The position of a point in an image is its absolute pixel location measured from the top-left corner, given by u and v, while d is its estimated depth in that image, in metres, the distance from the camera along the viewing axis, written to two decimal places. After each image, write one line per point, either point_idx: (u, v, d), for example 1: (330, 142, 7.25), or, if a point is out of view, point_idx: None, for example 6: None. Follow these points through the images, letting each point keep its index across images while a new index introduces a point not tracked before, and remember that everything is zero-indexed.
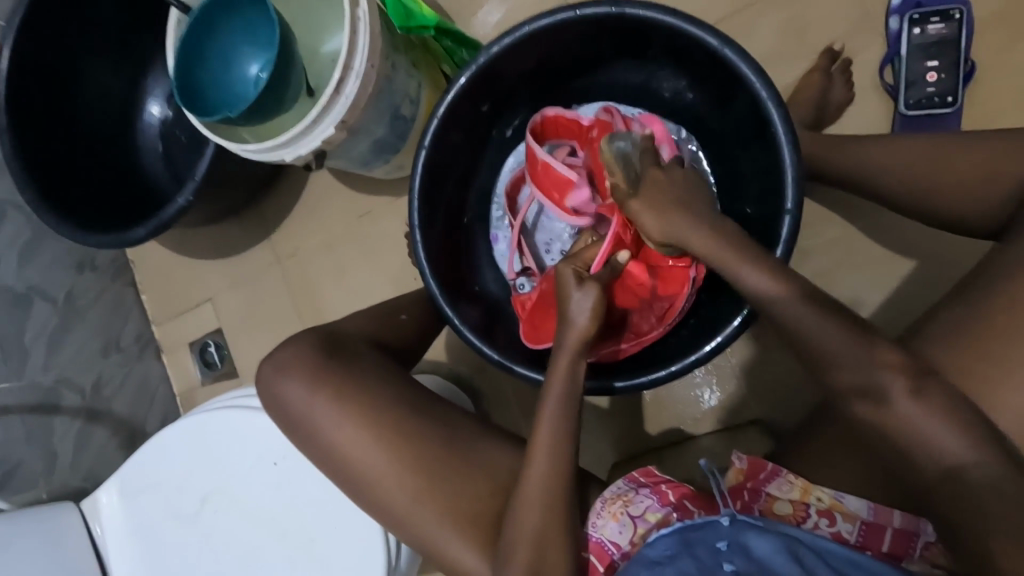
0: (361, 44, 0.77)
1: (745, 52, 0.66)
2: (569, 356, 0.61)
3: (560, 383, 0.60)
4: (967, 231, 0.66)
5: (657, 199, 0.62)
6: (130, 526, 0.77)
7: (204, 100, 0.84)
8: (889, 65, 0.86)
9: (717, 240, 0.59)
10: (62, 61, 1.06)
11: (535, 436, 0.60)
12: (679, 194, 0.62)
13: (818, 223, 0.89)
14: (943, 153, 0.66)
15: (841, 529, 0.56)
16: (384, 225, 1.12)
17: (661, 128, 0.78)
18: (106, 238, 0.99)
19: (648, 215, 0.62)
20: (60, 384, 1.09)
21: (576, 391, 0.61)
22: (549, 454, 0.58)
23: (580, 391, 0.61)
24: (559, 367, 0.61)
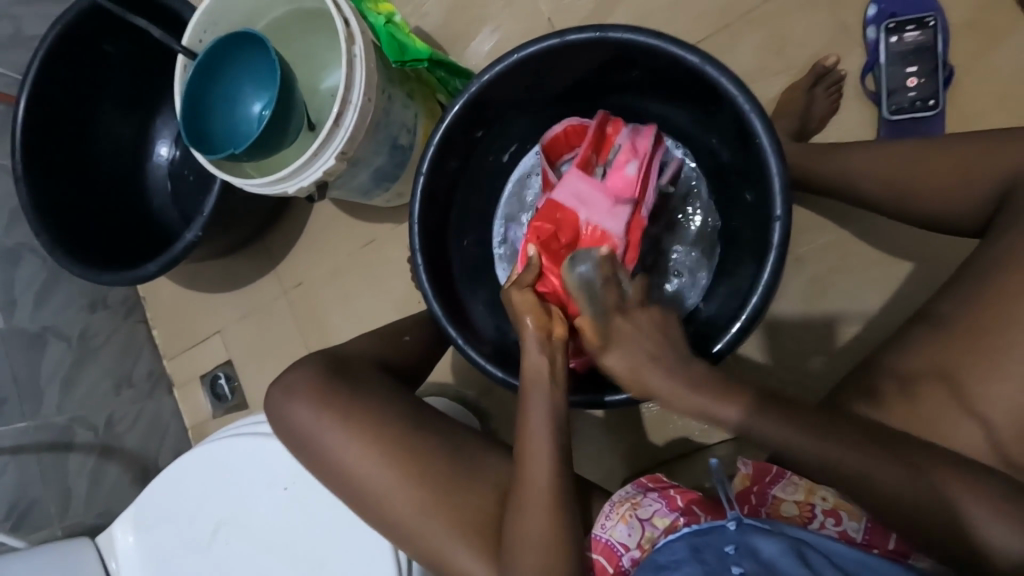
0: (358, 78, 0.80)
1: (725, 67, 0.69)
2: (536, 349, 0.62)
3: (538, 387, 0.61)
4: (954, 229, 0.67)
5: (632, 343, 0.58)
6: (143, 561, 0.77)
7: (211, 140, 0.87)
8: (871, 73, 0.89)
9: (652, 366, 0.58)
10: (75, 109, 1.11)
11: (525, 447, 0.60)
12: (653, 340, 0.59)
13: (813, 228, 0.90)
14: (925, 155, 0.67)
15: (847, 528, 0.57)
16: (387, 251, 1.14)
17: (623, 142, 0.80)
18: (119, 276, 1.02)
19: (617, 354, 0.59)
20: (75, 422, 1.11)
21: (557, 387, 0.62)
22: (541, 460, 0.59)
23: (558, 381, 0.62)
24: (533, 361, 0.62)
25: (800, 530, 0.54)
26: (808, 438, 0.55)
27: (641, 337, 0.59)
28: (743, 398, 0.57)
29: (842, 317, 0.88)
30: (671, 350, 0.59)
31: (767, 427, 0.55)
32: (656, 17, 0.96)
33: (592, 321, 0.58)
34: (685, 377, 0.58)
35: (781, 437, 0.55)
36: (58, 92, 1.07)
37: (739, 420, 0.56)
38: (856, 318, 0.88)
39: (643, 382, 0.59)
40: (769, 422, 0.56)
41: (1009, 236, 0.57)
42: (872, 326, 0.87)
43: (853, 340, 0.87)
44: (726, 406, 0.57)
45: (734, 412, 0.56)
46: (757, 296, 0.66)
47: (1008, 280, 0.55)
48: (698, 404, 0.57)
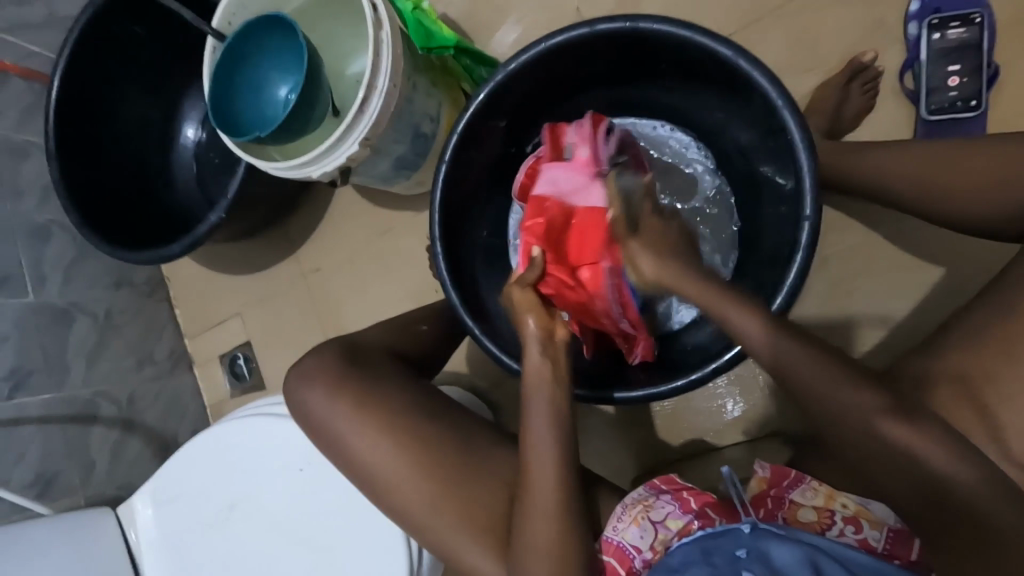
0: (383, 65, 0.80)
1: (759, 61, 0.67)
2: (537, 351, 0.63)
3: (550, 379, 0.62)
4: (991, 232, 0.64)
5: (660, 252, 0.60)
6: (160, 534, 0.79)
7: (237, 122, 0.87)
8: (910, 70, 0.86)
9: (680, 273, 0.59)
10: (106, 90, 1.12)
11: (527, 446, 0.60)
12: (673, 246, 0.62)
13: (841, 230, 0.88)
14: (960, 158, 0.65)
15: (868, 537, 0.56)
16: (406, 239, 1.15)
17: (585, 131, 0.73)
18: (144, 255, 1.03)
19: (647, 260, 0.61)
20: (98, 396, 1.14)
21: (558, 387, 0.62)
22: (544, 459, 0.59)
23: (560, 383, 0.63)
24: (534, 367, 0.63)
25: (818, 539, 0.53)
26: (817, 366, 0.53)
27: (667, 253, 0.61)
28: (768, 322, 0.55)
29: (868, 322, 0.86)
30: (682, 254, 0.61)
31: (786, 350, 0.54)
32: (687, 8, 0.94)
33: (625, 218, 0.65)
34: (699, 273, 0.58)
35: (792, 360, 0.54)
36: (90, 73, 1.09)
37: (759, 341, 0.55)
38: (882, 324, 0.85)
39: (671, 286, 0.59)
40: (793, 343, 0.54)
41: None
42: (899, 333, 0.85)
43: (878, 347, 0.85)
44: (747, 319, 0.56)
45: (757, 334, 0.55)
46: (781, 298, 0.65)
47: None
48: (715, 302, 0.57)
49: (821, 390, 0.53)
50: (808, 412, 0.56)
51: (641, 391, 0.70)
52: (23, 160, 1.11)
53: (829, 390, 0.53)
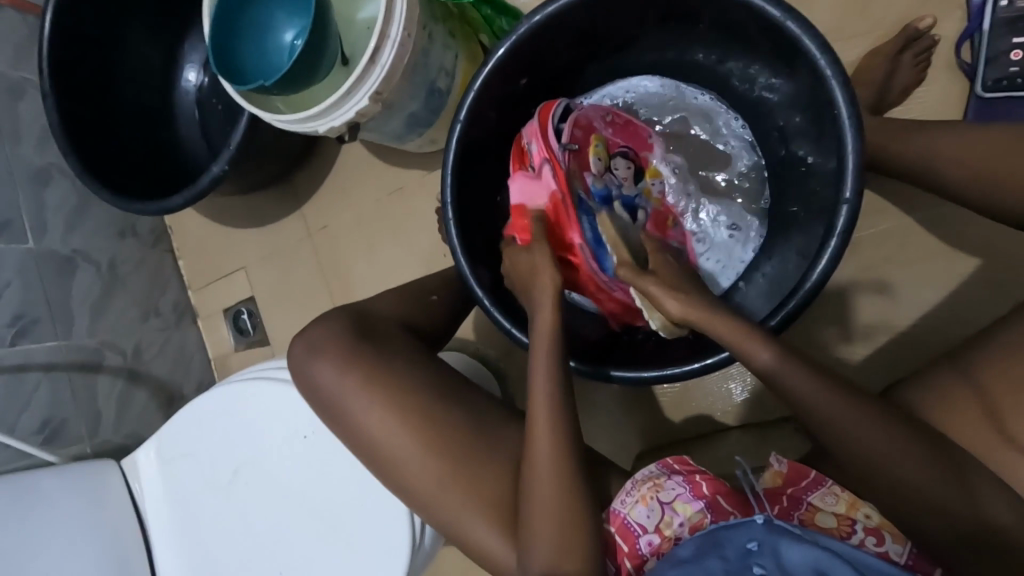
0: (398, 12, 0.74)
1: (810, 24, 0.61)
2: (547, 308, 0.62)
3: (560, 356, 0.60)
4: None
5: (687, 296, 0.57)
6: (165, 490, 0.79)
7: (240, 69, 0.81)
8: (969, 41, 0.79)
9: (708, 316, 0.57)
10: (104, 27, 1.06)
11: (532, 414, 0.59)
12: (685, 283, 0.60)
13: (875, 213, 0.83)
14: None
15: (889, 549, 0.55)
16: (415, 201, 1.10)
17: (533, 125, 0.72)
18: (145, 206, 1.00)
19: (672, 303, 0.58)
20: (104, 346, 1.13)
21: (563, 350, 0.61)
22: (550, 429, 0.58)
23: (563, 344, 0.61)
24: (543, 314, 0.62)
25: (839, 543, 0.51)
26: (821, 387, 0.55)
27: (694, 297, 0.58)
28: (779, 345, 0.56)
29: (892, 311, 0.83)
30: (701, 292, 0.59)
31: (793, 376, 0.55)
32: None
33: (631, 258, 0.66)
34: (726, 317, 0.57)
35: (800, 386, 0.55)
36: (86, 7, 1.02)
37: (774, 366, 0.55)
38: (908, 313, 0.82)
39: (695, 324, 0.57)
40: (802, 375, 0.55)
41: None
42: (924, 324, 0.82)
43: (901, 336, 0.82)
44: (762, 348, 0.56)
45: (772, 359, 0.55)
46: (807, 288, 0.61)
47: None
48: (731, 335, 0.56)
49: (826, 410, 0.54)
50: (825, 406, 0.55)
51: (652, 372, 0.68)
52: (19, 98, 1.06)
53: (834, 407, 0.54)
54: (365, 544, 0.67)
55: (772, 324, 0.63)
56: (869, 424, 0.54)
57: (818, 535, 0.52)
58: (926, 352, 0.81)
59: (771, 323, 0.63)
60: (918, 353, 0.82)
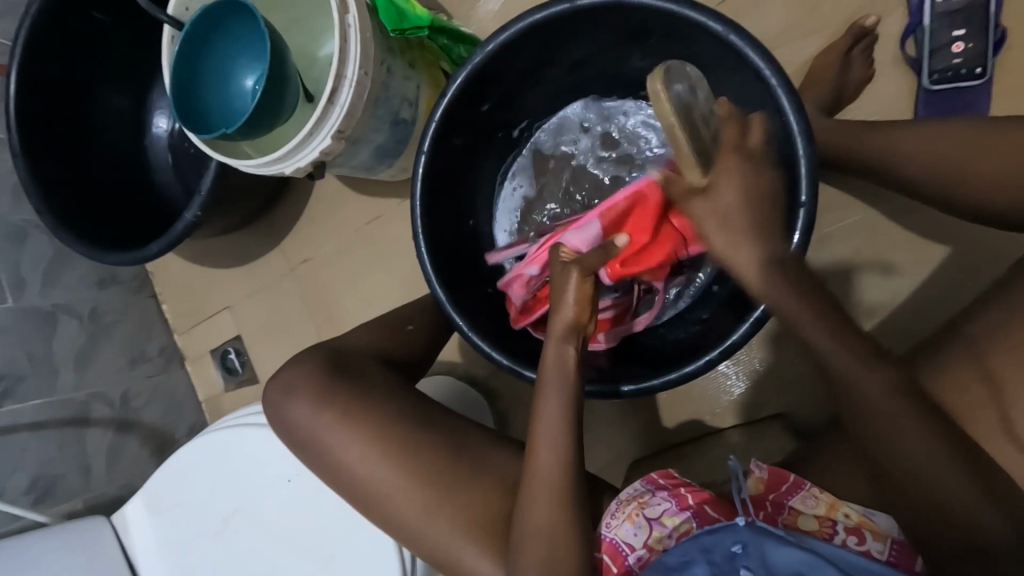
0: (353, 51, 0.75)
1: (752, 36, 0.63)
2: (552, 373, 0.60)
3: (557, 377, 0.60)
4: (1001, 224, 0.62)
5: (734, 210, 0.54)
6: (159, 545, 0.78)
7: (205, 118, 0.83)
8: (912, 36, 0.81)
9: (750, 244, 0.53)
10: (70, 81, 1.07)
11: (535, 433, 0.60)
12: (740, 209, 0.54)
13: (841, 207, 0.85)
14: (998, 138, 0.60)
15: (871, 548, 0.56)
16: (393, 229, 1.11)
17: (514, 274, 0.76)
18: (124, 256, 1.00)
19: (716, 229, 0.55)
20: (91, 398, 1.13)
21: (573, 378, 0.60)
22: (553, 446, 0.59)
23: (573, 377, 0.60)
24: (548, 355, 0.61)
25: (825, 545, 0.52)
26: (853, 360, 0.52)
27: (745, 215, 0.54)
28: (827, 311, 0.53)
29: (867, 302, 0.84)
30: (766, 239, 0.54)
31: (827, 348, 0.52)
32: None
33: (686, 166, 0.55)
34: (773, 262, 0.53)
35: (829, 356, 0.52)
36: (51, 64, 1.03)
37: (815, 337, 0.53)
38: (884, 303, 0.83)
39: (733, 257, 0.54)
40: (841, 343, 0.52)
41: None
42: (899, 312, 0.83)
43: (877, 327, 0.84)
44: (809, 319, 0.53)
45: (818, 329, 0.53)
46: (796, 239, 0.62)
47: None
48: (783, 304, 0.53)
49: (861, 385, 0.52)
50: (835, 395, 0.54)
51: (635, 384, 0.69)
52: None
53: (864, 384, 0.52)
54: None
55: (799, 235, 0.62)
56: (888, 419, 0.52)
57: (803, 537, 0.53)
58: (904, 341, 0.83)
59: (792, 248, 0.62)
60: (895, 340, 0.83)
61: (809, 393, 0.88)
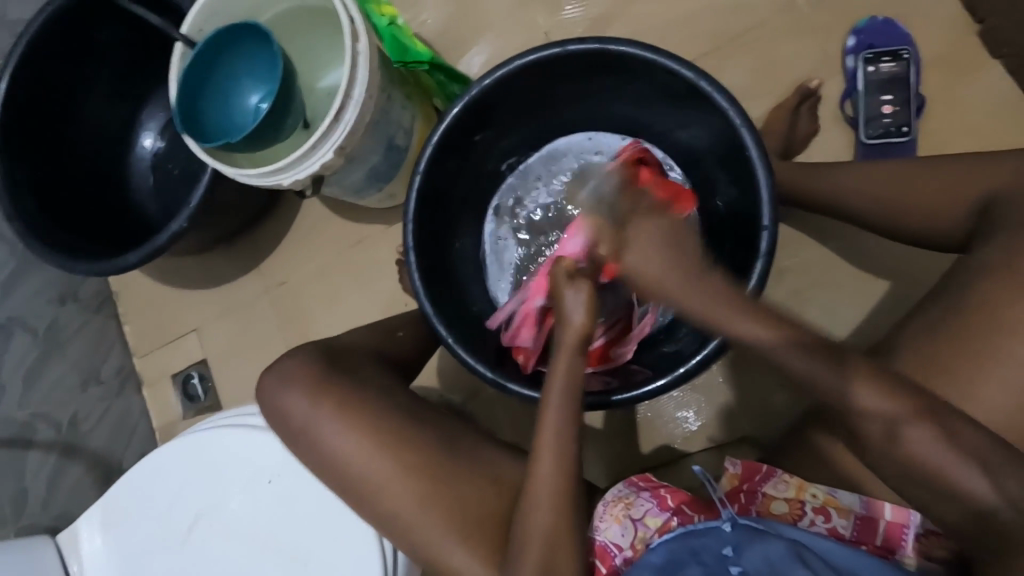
0: (361, 76, 0.81)
1: (719, 82, 0.72)
2: (558, 391, 0.62)
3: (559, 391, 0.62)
4: (939, 243, 0.72)
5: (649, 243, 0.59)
6: (113, 563, 0.79)
7: (204, 129, 0.87)
8: (849, 99, 0.94)
9: (665, 267, 0.58)
10: (58, 94, 1.07)
11: (539, 436, 0.62)
12: (676, 256, 0.58)
13: (796, 243, 0.94)
14: (919, 176, 0.73)
15: (837, 525, 0.60)
16: (375, 253, 1.14)
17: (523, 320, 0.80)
18: (96, 265, 0.98)
19: (636, 255, 0.59)
20: (37, 418, 1.06)
21: (578, 393, 0.63)
22: (548, 446, 0.61)
23: (579, 390, 0.63)
24: (558, 368, 0.63)
25: (795, 530, 0.56)
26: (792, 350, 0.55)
27: (660, 248, 0.59)
28: (770, 321, 0.56)
29: (824, 329, 0.91)
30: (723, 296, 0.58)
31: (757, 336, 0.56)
32: (649, 38, 1.01)
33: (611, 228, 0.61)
34: (695, 279, 0.58)
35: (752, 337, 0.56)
36: (42, 78, 1.04)
37: (757, 336, 0.56)
38: (838, 331, 0.91)
39: (657, 288, 0.58)
40: (743, 318, 0.56)
41: (990, 254, 0.62)
42: (850, 339, 0.90)
43: None
44: (753, 325, 0.56)
45: (756, 329, 0.56)
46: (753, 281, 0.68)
47: (993, 290, 0.60)
48: (718, 314, 0.57)
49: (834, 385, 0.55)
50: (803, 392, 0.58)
51: (626, 393, 0.71)
52: None
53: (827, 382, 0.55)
54: None
55: (765, 258, 0.69)
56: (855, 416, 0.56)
57: (776, 525, 0.57)
58: None
59: (761, 263, 0.69)
60: None
61: (774, 416, 0.92)
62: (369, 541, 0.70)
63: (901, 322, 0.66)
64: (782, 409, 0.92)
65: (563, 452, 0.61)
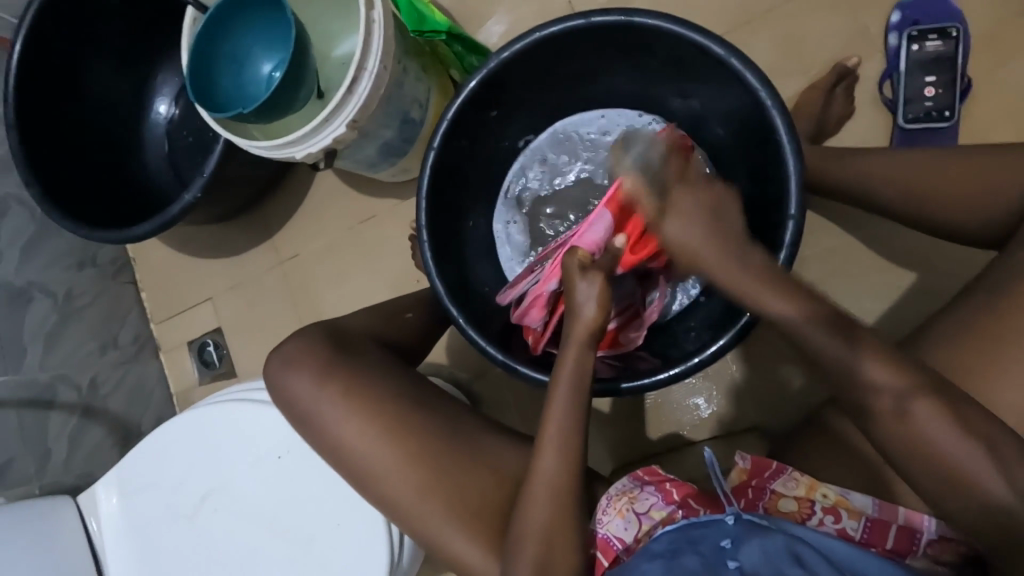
0: (375, 46, 0.78)
1: (751, 61, 0.68)
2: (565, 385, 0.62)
3: (566, 382, 0.62)
4: (974, 239, 0.69)
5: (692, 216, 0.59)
6: (130, 527, 0.82)
7: (216, 98, 0.85)
8: (889, 80, 0.89)
9: (707, 237, 0.58)
10: (72, 58, 1.05)
11: (546, 425, 0.61)
12: (712, 222, 0.59)
13: (821, 232, 0.90)
14: (961, 165, 0.69)
15: (847, 526, 0.59)
16: (388, 228, 1.13)
17: (535, 304, 0.78)
18: (111, 234, 0.98)
19: (676, 223, 0.60)
20: (57, 381, 1.08)
21: (586, 385, 0.62)
22: (556, 436, 0.61)
23: (587, 383, 0.62)
24: (566, 361, 0.62)
25: (799, 528, 0.55)
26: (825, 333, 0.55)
27: (700, 212, 0.59)
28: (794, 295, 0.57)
29: None
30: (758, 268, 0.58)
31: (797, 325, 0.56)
32: (679, 9, 0.96)
33: (652, 190, 0.61)
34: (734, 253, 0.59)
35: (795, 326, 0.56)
36: (55, 41, 1.02)
37: (788, 313, 0.57)
38: (859, 324, 0.88)
39: (698, 254, 0.59)
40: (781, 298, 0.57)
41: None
42: (872, 332, 0.88)
43: None
44: (776, 298, 0.57)
45: (783, 305, 0.57)
46: (784, 254, 0.65)
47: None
48: (751, 289, 0.58)
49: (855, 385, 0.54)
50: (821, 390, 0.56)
51: (634, 382, 0.70)
52: None
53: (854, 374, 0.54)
54: (346, 557, 0.73)
55: (789, 248, 0.66)
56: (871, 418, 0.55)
57: (781, 522, 0.56)
58: None
59: (785, 252, 0.66)
60: None
61: (786, 408, 0.91)
62: (374, 521, 0.72)
63: (928, 321, 0.64)
64: (795, 401, 0.90)
65: (569, 441, 0.61)
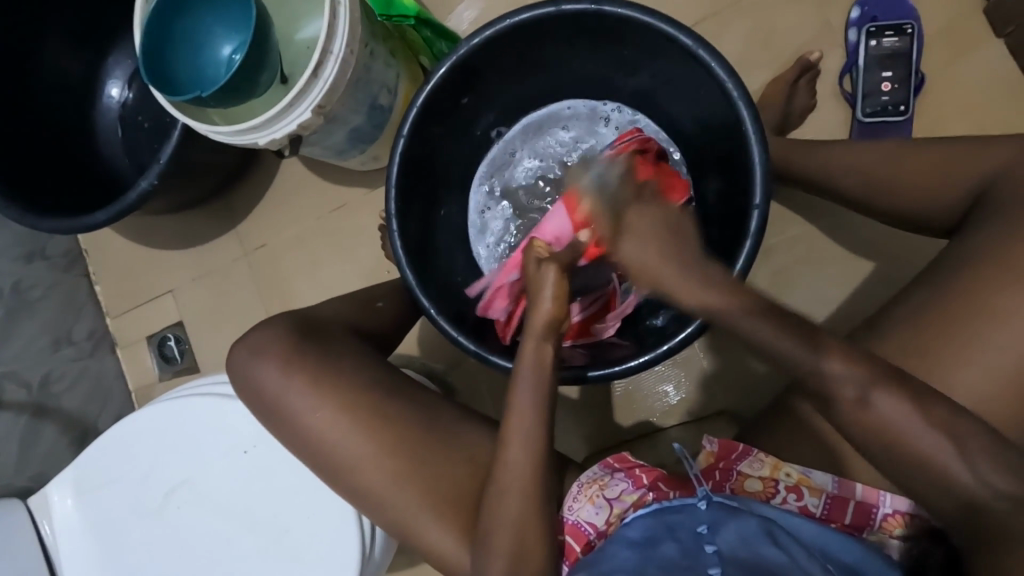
0: (342, 29, 0.77)
1: (717, 51, 0.69)
2: (528, 380, 0.62)
3: (529, 373, 0.62)
4: (927, 226, 0.72)
5: (643, 235, 0.57)
6: (88, 528, 0.79)
7: (174, 82, 0.81)
8: (849, 74, 0.92)
9: (662, 259, 0.55)
10: (14, 36, 0.99)
11: (511, 415, 0.62)
12: (666, 242, 0.56)
13: (785, 221, 0.93)
14: (914, 156, 0.71)
15: (808, 503, 0.61)
16: (358, 218, 1.10)
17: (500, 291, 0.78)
18: (62, 223, 0.93)
19: (632, 244, 0.57)
20: (5, 378, 1.03)
21: (547, 376, 0.62)
22: (527, 424, 0.61)
23: (548, 373, 0.62)
24: (525, 353, 0.62)
25: (768, 508, 0.58)
26: (785, 341, 0.52)
27: (655, 236, 0.57)
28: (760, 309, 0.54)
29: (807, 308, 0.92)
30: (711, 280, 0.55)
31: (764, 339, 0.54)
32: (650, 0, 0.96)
33: (608, 217, 0.59)
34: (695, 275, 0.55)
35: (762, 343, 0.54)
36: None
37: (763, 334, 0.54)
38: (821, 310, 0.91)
39: (656, 277, 0.56)
40: (745, 316, 0.53)
41: (977, 241, 0.62)
42: (834, 318, 0.91)
43: None
44: (749, 318, 0.53)
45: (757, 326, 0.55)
46: (740, 264, 0.67)
47: (976, 277, 0.60)
48: (724, 315, 0.53)
49: None
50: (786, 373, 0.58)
51: (602, 369, 0.71)
52: None
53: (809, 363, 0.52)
54: (318, 551, 0.71)
55: (753, 237, 0.68)
56: None
57: (750, 503, 0.58)
58: None
59: (749, 240, 0.67)
60: None
61: (752, 393, 0.94)
62: (346, 514, 0.71)
63: (884, 306, 0.67)
64: (760, 385, 0.93)
65: (540, 428, 0.61)
